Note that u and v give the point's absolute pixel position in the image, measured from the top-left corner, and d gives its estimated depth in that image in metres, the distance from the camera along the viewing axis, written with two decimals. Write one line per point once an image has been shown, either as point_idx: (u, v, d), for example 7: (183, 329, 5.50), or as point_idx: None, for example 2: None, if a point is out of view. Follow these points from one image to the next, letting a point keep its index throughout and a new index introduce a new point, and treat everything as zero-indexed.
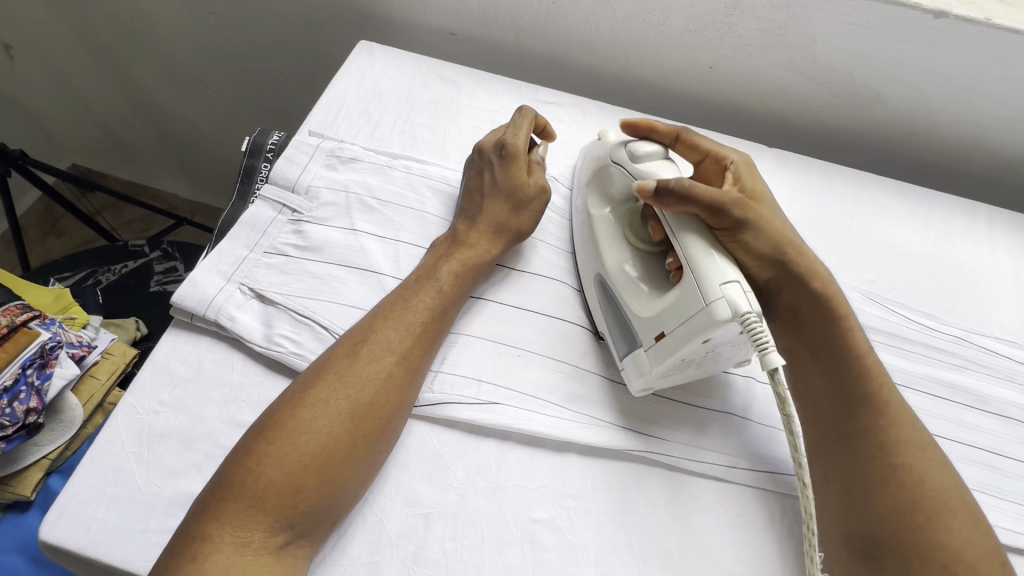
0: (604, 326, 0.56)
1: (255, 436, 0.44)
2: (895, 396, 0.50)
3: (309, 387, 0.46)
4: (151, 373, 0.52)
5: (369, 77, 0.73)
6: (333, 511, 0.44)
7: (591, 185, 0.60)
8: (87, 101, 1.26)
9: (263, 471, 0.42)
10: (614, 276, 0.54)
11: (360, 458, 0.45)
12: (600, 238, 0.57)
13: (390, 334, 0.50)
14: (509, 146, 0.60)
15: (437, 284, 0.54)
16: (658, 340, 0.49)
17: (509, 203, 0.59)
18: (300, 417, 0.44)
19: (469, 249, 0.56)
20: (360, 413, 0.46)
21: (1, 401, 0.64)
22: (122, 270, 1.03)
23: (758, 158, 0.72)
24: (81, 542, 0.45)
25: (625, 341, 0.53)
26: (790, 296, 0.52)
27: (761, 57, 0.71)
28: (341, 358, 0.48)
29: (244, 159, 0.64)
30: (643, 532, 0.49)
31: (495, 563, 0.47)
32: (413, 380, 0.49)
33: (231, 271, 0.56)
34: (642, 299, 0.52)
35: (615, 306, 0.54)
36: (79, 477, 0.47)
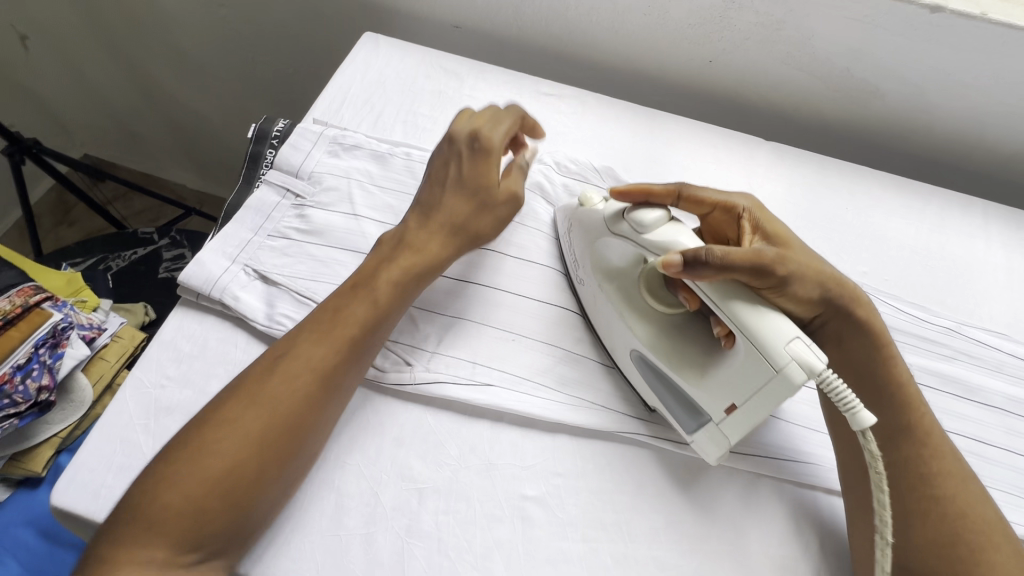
0: (658, 401, 0.53)
1: (161, 456, 0.43)
2: (935, 426, 0.50)
3: (220, 407, 0.44)
4: (158, 349, 0.54)
5: (373, 68, 0.74)
6: (244, 529, 0.43)
7: (588, 255, 0.56)
8: (101, 93, 1.29)
9: (163, 495, 0.41)
10: (656, 352, 0.51)
11: (271, 479, 0.44)
12: (624, 310, 0.53)
13: (310, 350, 0.47)
14: (484, 139, 0.55)
15: (372, 294, 0.50)
16: (730, 412, 0.47)
17: (470, 199, 0.55)
18: (205, 437, 0.43)
19: (412, 253, 0.53)
20: (268, 435, 0.44)
21: (14, 377, 0.67)
22: (131, 256, 1.05)
23: (756, 150, 0.73)
24: (90, 507, 0.47)
25: (689, 415, 0.51)
26: (835, 327, 0.52)
27: (759, 52, 0.72)
28: (256, 377, 0.46)
29: (250, 146, 0.66)
30: (632, 510, 0.51)
31: (486, 537, 0.48)
32: (331, 397, 0.47)
33: (236, 252, 0.58)
34: (696, 371, 0.49)
35: (668, 383, 0.51)
36: (89, 446, 0.49)
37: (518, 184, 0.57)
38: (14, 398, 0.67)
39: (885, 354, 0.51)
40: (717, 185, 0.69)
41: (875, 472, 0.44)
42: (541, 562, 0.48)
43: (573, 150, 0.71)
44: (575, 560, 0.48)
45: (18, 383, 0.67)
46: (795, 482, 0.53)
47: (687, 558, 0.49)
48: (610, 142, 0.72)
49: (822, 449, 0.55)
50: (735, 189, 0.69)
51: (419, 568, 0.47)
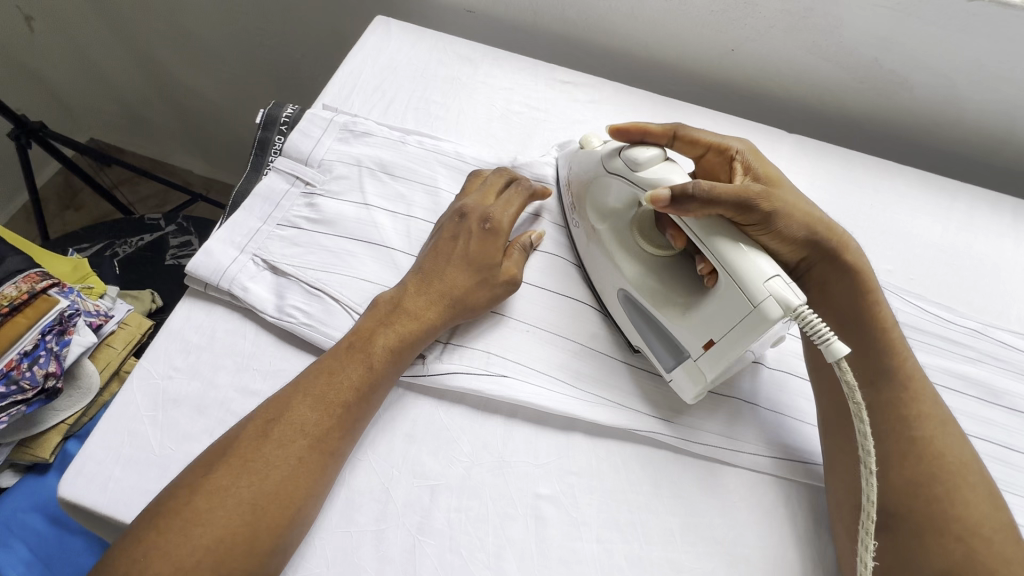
0: (640, 339, 0.54)
1: (147, 521, 0.42)
2: (919, 371, 0.50)
3: (211, 473, 0.43)
4: (165, 340, 0.53)
5: (384, 52, 0.72)
6: None
7: (585, 197, 0.57)
8: (109, 79, 1.28)
9: (150, 566, 0.39)
10: (641, 290, 0.52)
11: (265, 549, 0.42)
12: (613, 250, 0.54)
13: (305, 414, 0.46)
14: (493, 219, 0.56)
15: (367, 359, 0.49)
16: (708, 348, 0.47)
17: (473, 274, 0.54)
18: (197, 505, 0.42)
19: (409, 319, 0.51)
20: (264, 504, 0.43)
21: (21, 364, 0.67)
22: (138, 242, 1.04)
23: (778, 143, 0.71)
24: (98, 500, 0.46)
25: (670, 352, 0.52)
26: (819, 273, 0.52)
27: (784, 40, 0.70)
28: (249, 439, 0.45)
29: (258, 131, 0.64)
30: (648, 510, 0.49)
31: (498, 536, 0.47)
32: (328, 466, 0.46)
33: (244, 242, 0.57)
34: (677, 309, 0.50)
35: (650, 319, 0.52)
36: (96, 437, 0.48)
37: (518, 265, 0.56)
38: (21, 384, 0.67)
39: (873, 300, 0.51)
40: None
41: (854, 403, 0.43)
42: (554, 562, 0.47)
43: None
44: (589, 561, 0.47)
45: (25, 369, 0.67)
46: (813, 485, 0.52)
47: (703, 561, 0.48)
48: None
49: None
50: None
51: (430, 567, 0.46)
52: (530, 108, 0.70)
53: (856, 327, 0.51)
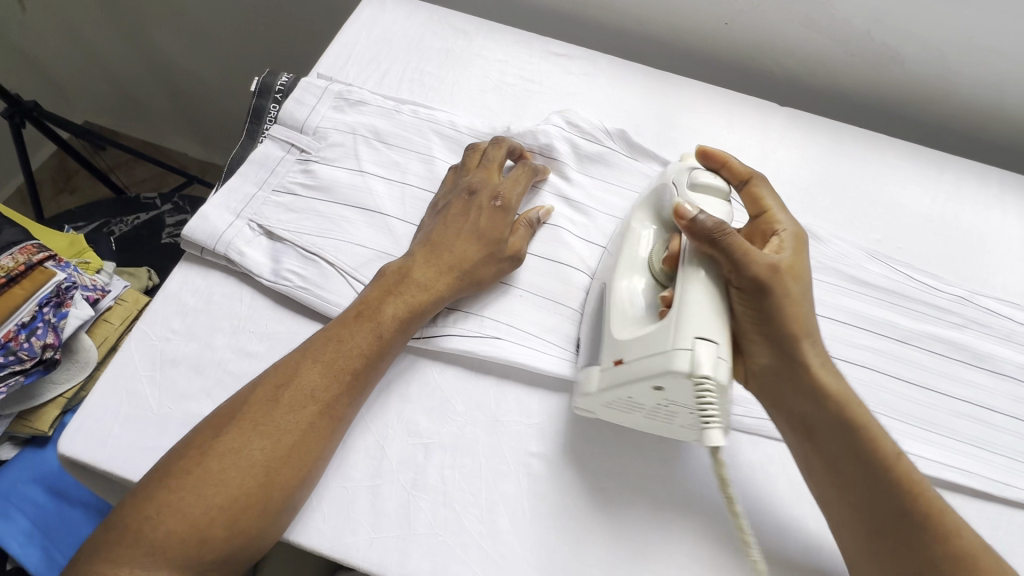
0: (585, 330, 0.52)
1: (156, 480, 0.42)
2: (941, 504, 0.43)
3: (221, 435, 0.44)
4: (163, 303, 0.54)
5: (379, 25, 0.72)
6: (247, 556, 0.43)
7: (642, 201, 0.54)
8: (93, 49, 1.24)
9: (163, 521, 0.41)
10: (614, 289, 0.50)
11: (276, 507, 0.43)
12: (627, 253, 0.52)
13: (316, 380, 0.47)
14: (503, 196, 0.56)
15: (376, 327, 0.50)
16: (614, 365, 0.45)
17: (481, 250, 0.54)
18: (208, 466, 0.43)
19: (417, 289, 0.52)
20: (275, 465, 0.44)
21: (19, 335, 0.68)
22: (134, 220, 1.04)
23: (770, 116, 0.71)
24: (97, 455, 0.47)
25: (590, 355, 0.50)
26: (796, 398, 0.46)
27: (777, 13, 0.70)
28: (258, 403, 0.45)
29: (254, 100, 0.64)
30: (637, 468, 0.50)
31: (491, 491, 0.48)
32: (336, 430, 0.47)
33: (240, 207, 0.57)
34: (614, 318, 0.48)
35: (599, 318, 0.51)
36: (96, 396, 0.49)
37: (523, 240, 0.56)
38: (20, 355, 0.68)
39: (866, 434, 0.44)
40: (731, 150, 0.68)
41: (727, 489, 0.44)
42: (546, 517, 0.48)
43: (584, 110, 0.69)
44: (579, 516, 0.48)
45: (22, 340, 0.69)
46: None
47: (694, 517, 0.49)
48: (622, 104, 0.69)
49: None
50: (747, 154, 0.68)
51: (424, 521, 0.47)
52: (524, 80, 0.70)
53: (847, 464, 0.44)
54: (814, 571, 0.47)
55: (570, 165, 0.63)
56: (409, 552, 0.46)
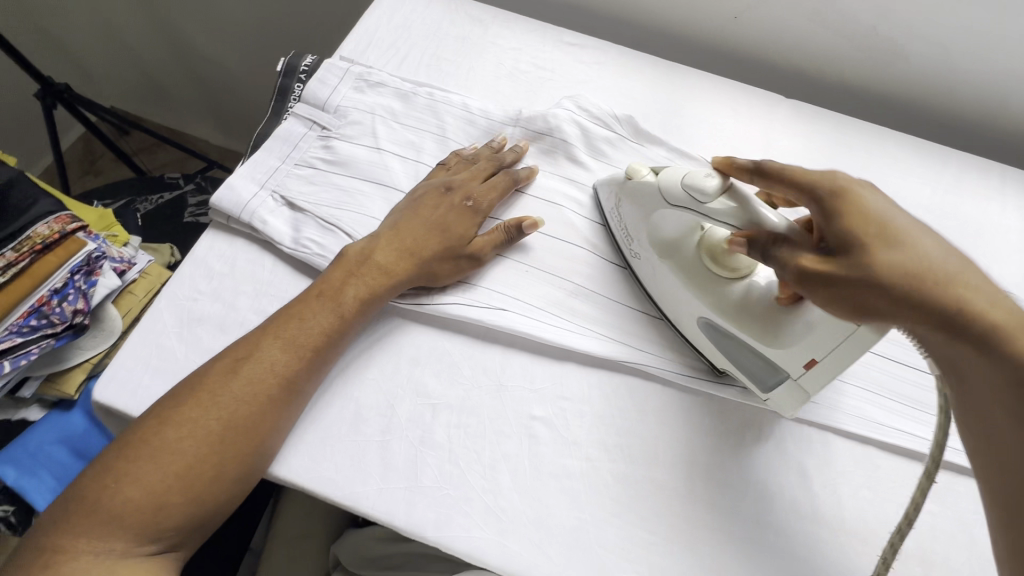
0: (726, 359, 0.52)
1: (116, 452, 0.45)
2: None
3: (179, 406, 0.47)
4: (191, 267, 0.57)
5: (399, 12, 0.75)
6: (201, 524, 0.46)
7: (651, 230, 0.55)
8: (117, 32, 1.28)
9: (120, 489, 0.44)
10: (727, 318, 0.50)
11: (230, 477, 0.46)
12: (687, 276, 0.53)
13: (277, 355, 0.50)
14: (473, 198, 0.59)
15: (339, 307, 0.53)
16: (812, 366, 0.46)
17: (443, 244, 0.57)
18: (165, 436, 0.45)
19: (380, 273, 0.54)
20: (229, 436, 0.46)
21: (51, 300, 0.74)
22: (158, 200, 1.08)
23: (776, 106, 0.73)
24: (128, 403, 0.51)
25: (766, 374, 0.50)
26: None
27: (784, 7, 0.72)
28: (217, 375, 0.48)
29: (279, 79, 0.67)
30: (634, 434, 0.53)
31: (493, 451, 0.51)
32: (293, 406, 0.50)
33: (264, 179, 0.61)
34: (754, 334, 0.49)
35: (738, 344, 0.51)
36: (128, 348, 0.53)
37: (490, 243, 0.58)
38: (52, 319, 0.74)
39: None
40: (736, 138, 0.70)
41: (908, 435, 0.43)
42: (545, 476, 0.50)
43: (594, 97, 0.71)
44: (577, 477, 0.51)
45: (55, 305, 0.74)
46: (795, 419, 0.54)
47: (688, 482, 0.51)
48: (631, 92, 0.72)
49: (829, 392, 0.55)
50: (753, 143, 0.70)
51: (430, 475, 0.50)
52: (537, 67, 0.73)
53: None
54: (798, 535, 0.50)
55: (579, 149, 0.65)
56: (416, 502, 0.49)
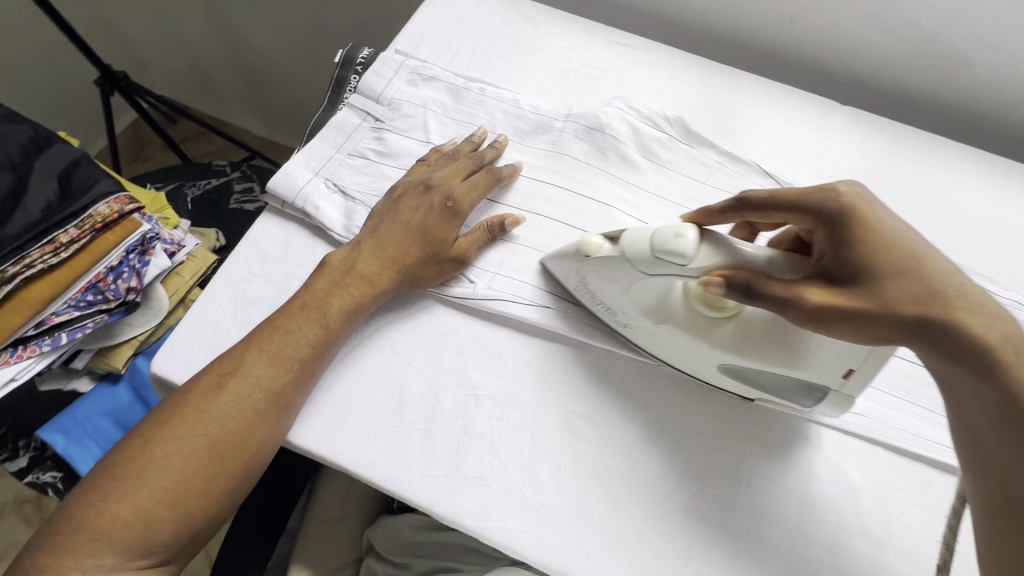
0: (753, 389, 0.51)
1: (102, 472, 0.46)
2: None
3: (166, 423, 0.47)
4: (246, 249, 0.59)
5: (452, 9, 0.76)
6: (195, 537, 0.47)
7: (634, 303, 0.51)
8: (172, 23, 1.32)
9: (110, 507, 0.44)
10: (745, 358, 0.48)
11: (222, 489, 0.47)
12: (693, 334, 0.50)
13: (262, 368, 0.50)
14: (455, 199, 0.58)
15: (323, 318, 0.53)
16: (848, 376, 0.46)
17: (427, 248, 0.56)
18: (152, 453, 0.46)
19: (363, 282, 0.54)
20: (220, 449, 0.47)
21: (107, 277, 0.77)
22: (206, 185, 1.11)
23: (830, 113, 0.71)
24: (183, 377, 0.52)
25: (800, 394, 0.50)
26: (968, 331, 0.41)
27: (844, 12, 0.70)
28: (202, 392, 0.49)
29: (336, 70, 0.69)
30: (677, 438, 0.52)
31: (535, 444, 0.51)
32: (284, 416, 0.50)
33: (318, 166, 0.62)
34: (783, 364, 0.47)
35: (761, 376, 0.49)
36: (185, 325, 0.54)
37: (474, 243, 0.57)
38: (106, 295, 0.77)
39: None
40: (788, 144, 0.69)
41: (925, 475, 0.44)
42: (587, 473, 0.50)
43: (645, 98, 0.70)
44: (618, 476, 0.50)
45: (110, 282, 0.77)
46: (843, 431, 0.53)
47: (730, 488, 0.50)
48: (682, 94, 0.71)
49: (878, 405, 0.54)
50: (806, 149, 0.68)
51: (471, 465, 0.50)
52: (587, 66, 0.72)
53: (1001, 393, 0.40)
54: (845, 550, 0.48)
55: (629, 149, 0.65)
56: (456, 492, 0.49)
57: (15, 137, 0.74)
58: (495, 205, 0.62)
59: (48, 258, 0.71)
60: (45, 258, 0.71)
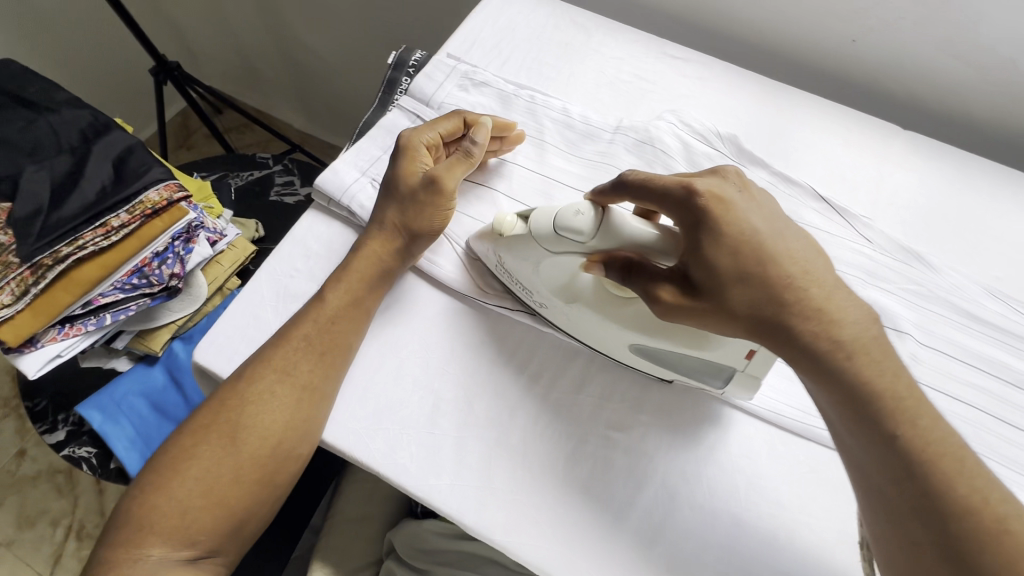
0: (671, 372, 0.53)
1: (147, 469, 0.48)
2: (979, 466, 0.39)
3: (197, 416, 0.49)
4: (290, 244, 0.59)
5: (505, 15, 0.76)
6: (235, 529, 0.47)
7: (550, 284, 0.52)
8: (226, 17, 1.36)
9: (155, 499, 0.46)
10: (654, 339, 0.50)
11: (255, 479, 0.47)
12: (604, 312, 0.51)
13: (275, 354, 0.50)
14: (402, 140, 0.58)
15: (325, 304, 0.53)
16: (751, 358, 0.49)
17: (398, 197, 0.56)
18: (185, 444, 0.48)
19: (363, 257, 0.55)
20: (245, 437, 0.48)
21: (152, 263, 0.79)
22: (248, 176, 1.13)
23: (890, 138, 0.68)
24: (224, 368, 0.53)
25: (711, 375, 0.52)
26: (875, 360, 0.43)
27: (911, 33, 0.67)
28: (227, 385, 0.50)
29: (389, 72, 0.70)
30: (712, 465, 0.52)
31: (569, 460, 0.52)
32: (306, 399, 0.49)
33: (366, 166, 0.62)
34: (690, 344, 0.49)
35: (673, 357, 0.51)
36: (228, 317, 0.55)
37: (450, 167, 0.56)
38: (150, 279, 0.79)
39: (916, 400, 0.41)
40: (843, 168, 0.66)
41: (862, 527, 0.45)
42: (620, 493, 0.51)
43: (696, 113, 0.69)
44: (652, 499, 0.50)
45: (155, 267, 0.80)
46: None
47: (763, 522, 0.50)
48: (734, 111, 0.69)
49: None
50: (861, 174, 0.66)
51: (503, 477, 0.50)
52: (638, 78, 0.71)
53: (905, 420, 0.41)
54: None
55: (679, 165, 0.63)
56: (485, 504, 0.49)
57: (76, 122, 0.77)
58: (475, 144, 0.57)
59: (100, 240, 0.72)
60: (96, 240, 0.72)
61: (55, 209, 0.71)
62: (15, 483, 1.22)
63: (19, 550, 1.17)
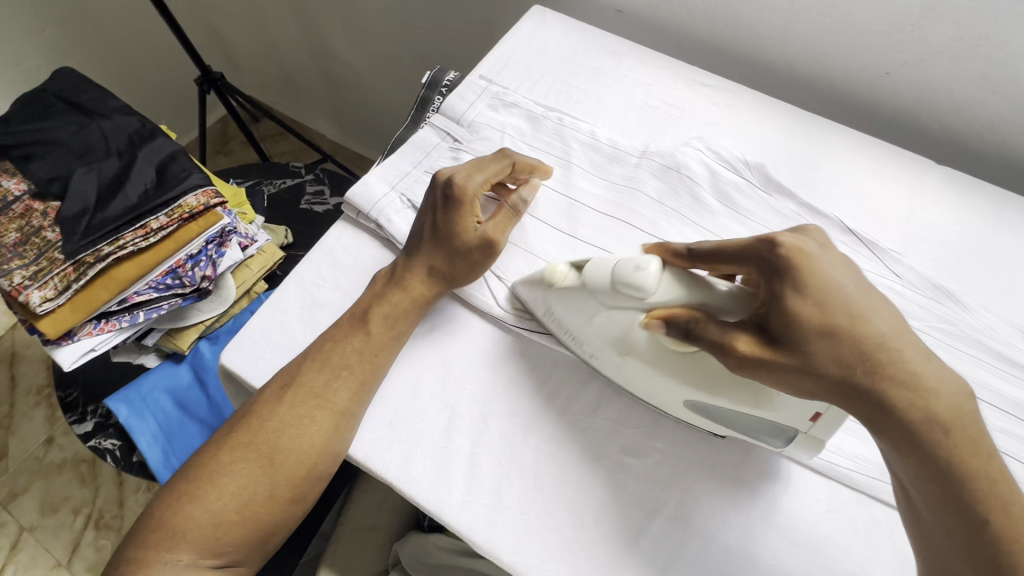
0: (727, 430, 0.51)
1: (181, 475, 0.49)
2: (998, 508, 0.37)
3: (234, 431, 0.50)
4: (319, 254, 0.61)
5: (537, 38, 0.77)
6: (259, 542, 0.48)
7: (605, 336, 0.51)
8: (269, 32, 1.41)
9: (187, 509, 0.47)
10: (711, 401, 0.48)
11: (281, 499, 0.48)
12: (659, 368, 0.49)
13: (315, 377, 0.51)
14: (458, 187, 0.56)
15: (365, 330, 0.54)
16: (815, 421, 0.46)
17: (447, 249, 0.56)
18: (220, 458, 0.49)
19: (403, 293, 0.55)
20: (277, 458, 0.49)
21: (186, 264, 0.82)
22: (280, 184, 1.17)
23: (923, 171, 0.67)
24: (249, 371, 0.55)
25: (770, 435, 0.50)
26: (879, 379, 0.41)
27: (947, 69, 0.66)
28: (266, 404, 0.51)
29: (422, 90, 0.73)
30: (726, 496, 0.51)
31: (580, 484, 0.51)
32: (337, 427, 0.50)
33: (396, 181, 0.64)
34: (748, 405, 0.47)
35: (729, 417, 0.49)
36: (256, 322, 0.57)
37: (501, 228, 0.57)
38: (183, 280, 0.82)
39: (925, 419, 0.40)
40: (871, 201, 0.65)
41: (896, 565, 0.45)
42: (632, 524, 0.50)
43: (722, 140, 0.69)
44: (664, 529, 0.50)
45: (188, 269, 0.82)
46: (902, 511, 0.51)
47: (777, 560, 0.49)
48: (762, 139, 0.69)
49: None
50: (892, 208, 0.65)
51: (514, 496, 0.50)
52: (667, 104, 0.72)
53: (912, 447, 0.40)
54: None
55: (706, 195, 0.64)
56: (495, 522, 0.49)
57: (125, 128, 0.81)
58: (524, 202, 0.61)
59: (139, 241, 0.75)
60: (136, 241, 0.75)
61: (100, 210, 0.74)
62: (41, 470, 1.27)
63: (40, 536, 1.21)
